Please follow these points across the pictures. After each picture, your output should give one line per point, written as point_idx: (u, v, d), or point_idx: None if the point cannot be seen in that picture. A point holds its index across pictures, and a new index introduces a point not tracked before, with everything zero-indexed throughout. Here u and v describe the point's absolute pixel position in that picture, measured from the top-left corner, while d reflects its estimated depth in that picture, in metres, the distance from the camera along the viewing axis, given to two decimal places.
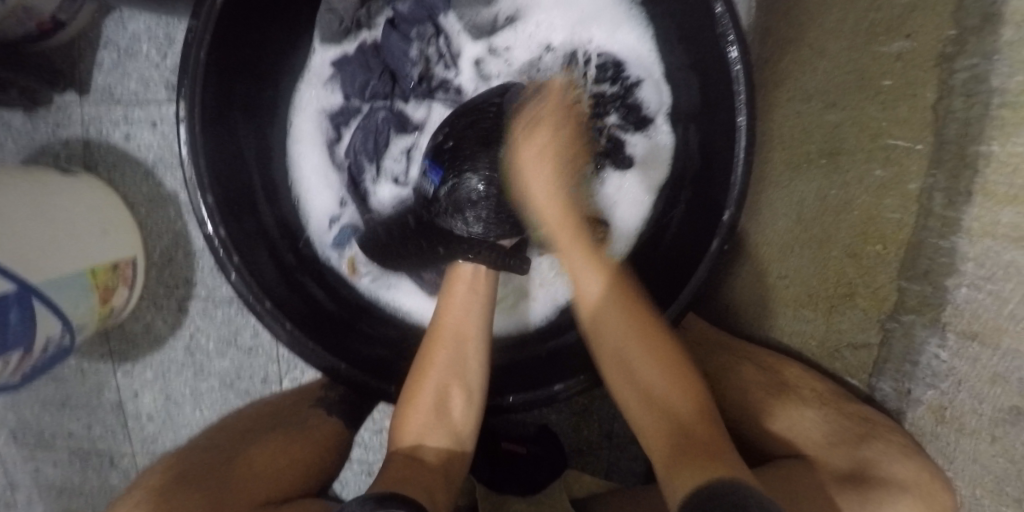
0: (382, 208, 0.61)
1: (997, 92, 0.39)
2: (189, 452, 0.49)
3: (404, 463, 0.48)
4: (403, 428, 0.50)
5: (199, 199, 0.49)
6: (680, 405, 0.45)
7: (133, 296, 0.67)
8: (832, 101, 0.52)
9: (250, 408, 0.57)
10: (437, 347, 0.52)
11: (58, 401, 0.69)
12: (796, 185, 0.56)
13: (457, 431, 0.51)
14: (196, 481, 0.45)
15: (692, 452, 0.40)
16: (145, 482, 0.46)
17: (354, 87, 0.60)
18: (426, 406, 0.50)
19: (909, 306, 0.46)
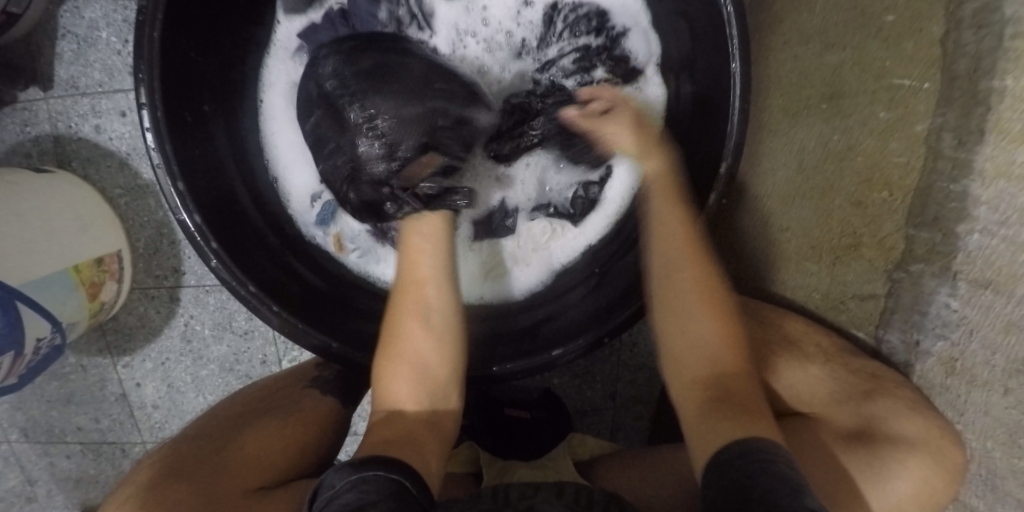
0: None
1: (1011, 21, 0.36)
2: (177, 445, 0.46)
3: (386, 424, 0.46)
4: (382, 388, 0.48)
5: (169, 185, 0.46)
6: (722, 351, 0.43)
7: (122, 291, 0.65)
8: (834, 42, 0.49)
9: (238, 394, 0.54)
10: (402, 302, 0.50)
11: (63, 397, 0.69)
12: (800, 134, 0.53)
13: (435, 382, 0.48)
14: (187, 471, 0.43)
15: (729, 410, 0.38)
16: (135, 476, 0.44)
17: (322, 58, 0.57)
18: (404, 366, 0.48)
19: (917, 254, 0.45)
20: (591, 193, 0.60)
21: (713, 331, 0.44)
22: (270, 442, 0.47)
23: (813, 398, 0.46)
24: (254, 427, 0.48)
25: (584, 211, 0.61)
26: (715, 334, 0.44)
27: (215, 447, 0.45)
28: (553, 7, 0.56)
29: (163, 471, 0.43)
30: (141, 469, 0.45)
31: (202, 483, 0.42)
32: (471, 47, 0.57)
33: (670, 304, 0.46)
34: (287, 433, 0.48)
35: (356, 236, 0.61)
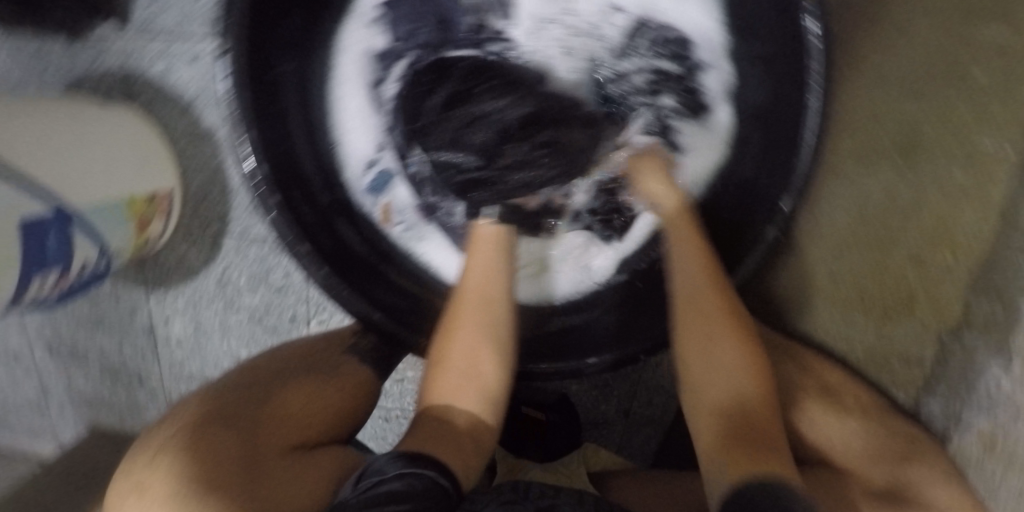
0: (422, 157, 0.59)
1: None
2: (221, 390, 0.49)
3: (428, 429, 0.44)
4: (432, 389, 0.47)
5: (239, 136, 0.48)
6: (750, 380, 0.39)
7: (168, 229, 0.67)
8: (916, 92, 0.47)
9: (282, 349, 0.57)
10: (464, 308, 0.49)
11: (93, 320, 0.71)
12: (864, 183, 0.51)
13: (489, 390, 0.47)
14: (231, 418, 0.45)
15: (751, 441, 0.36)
16: (180, 413, 0.46)
17: (403, 32, 0.57)
18: (454, 370, 0.47)
19: (975, 324, 0.43)
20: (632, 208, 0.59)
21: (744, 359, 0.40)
22: (308, 405, 0.50)
23: (846, 451, 0.46)
24: (295, 387, 0.50)
25: (624, 226, 0.59)
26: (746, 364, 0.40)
27: (257, 398, 0.48)
28: (638, 23, 0.55)
29: (208, 412, 0.46)
30: (186, 405, 0.47)
31: (244, 429, 0.44)
32: (555, 33, 0.56)
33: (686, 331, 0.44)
34: (326, 399, 0.51)
35: (405, 209, 0.61)
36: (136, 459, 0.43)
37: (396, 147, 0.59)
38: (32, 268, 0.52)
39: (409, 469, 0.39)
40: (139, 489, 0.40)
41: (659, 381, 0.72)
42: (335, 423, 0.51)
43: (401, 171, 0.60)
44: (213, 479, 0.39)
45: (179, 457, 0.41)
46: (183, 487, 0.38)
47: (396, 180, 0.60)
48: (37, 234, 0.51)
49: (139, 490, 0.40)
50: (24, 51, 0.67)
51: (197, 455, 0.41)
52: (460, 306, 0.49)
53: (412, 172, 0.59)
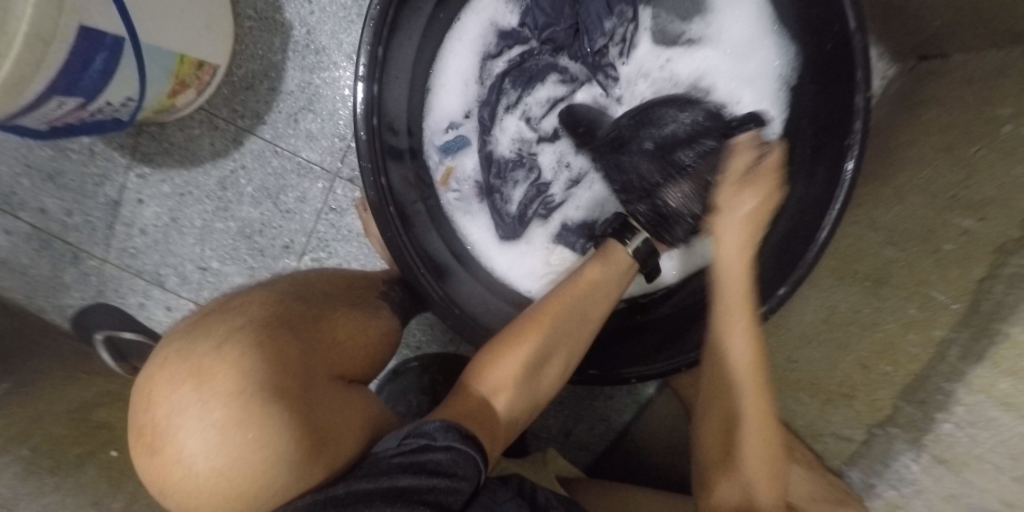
0: (500, 139, 0.64)
1: None
2: (278, 294, 0.46)
3: (477, 404, 0.50)
4: (489, 369, 0.52)
5: (366, 44, 0.49)
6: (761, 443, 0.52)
7: (194, 103, 0.60)
8: (894, 241, 0.63)
9: (324, 273, 0.54)
10: (559, 316, 0.54)
11: (47, 171, 0.61)
12: (836, 294, 0.68)
13: (540, 391, 0.54)
14: (295, 333, 0.43)
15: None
16: (245, 304, 0.44)
17: (534, 21, 0.61)
18: (520, 365, 0.52)
19: (898, 421, 0.57)
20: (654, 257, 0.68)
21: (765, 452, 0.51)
22: (353, 337, 0.48)
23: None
24: (344, 318, 0.49)
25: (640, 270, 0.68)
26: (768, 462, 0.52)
27: (314, 317, 0.46)
28: (718, 107, 0.64)
29: (271, 316, 0.43)
30: (245, 296, 0.45)
31: (305, 348, 0.42)
32: (643, 87, 0.64)
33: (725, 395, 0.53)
34: (365, 338, 0.50)
35: (463, 180, 0.64)
36: (194, 338, 0.40)
37: (482, 121, 0.63)
38: (60, 87, 0.44)
39: (461, 445, 0.42)
40: (199, 378, 0.37)
41: (608, 411, 0.79)
42: (368, 361, 0.50)
43: (477, 144, 0.64)
44: (285, 401, 0.38)
45: (249, 359, 0.38)
46: (254, 402, 0.37)
47: (469, 149, 0.64)
48: (87, 46, 0.43)
49: (199, 379, 0.37)
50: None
51: (268, 365, 0.39)
52: (546, 316, 0.54)
53: (489, 151, 0.63)
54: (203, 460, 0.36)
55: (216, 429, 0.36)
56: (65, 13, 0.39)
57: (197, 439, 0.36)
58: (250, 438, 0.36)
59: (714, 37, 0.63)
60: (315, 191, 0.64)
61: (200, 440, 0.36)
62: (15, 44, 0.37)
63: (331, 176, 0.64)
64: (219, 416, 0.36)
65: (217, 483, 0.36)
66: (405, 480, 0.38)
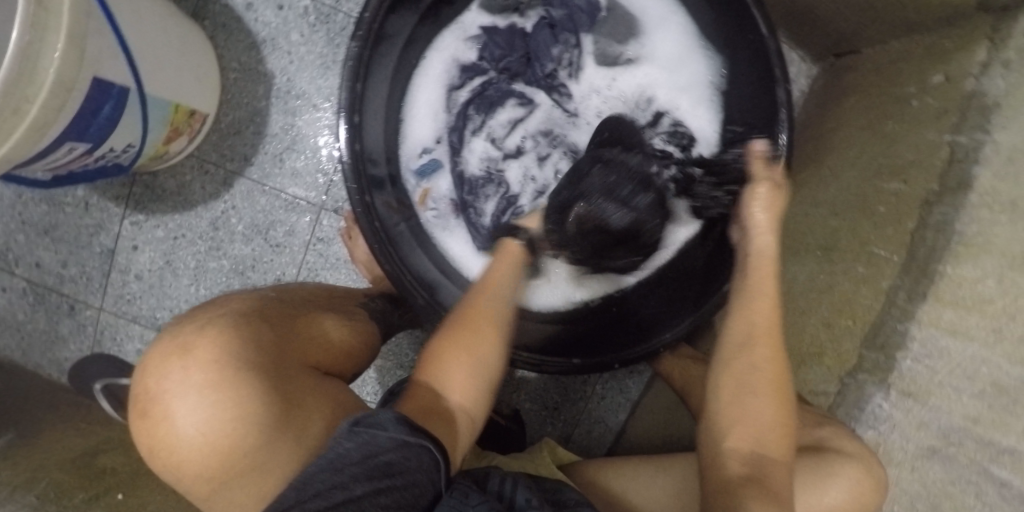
0: (470, 159, 0.70)
1: (958, 233, 0.54)
2: (254, 294, 0.49)
3: (426, 400, 0.48)
4: (433, 365, 0.50)
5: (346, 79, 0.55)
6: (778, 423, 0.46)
7: (185, 150, 0.65)
8: (836, 211, 0.70)
9: (304, 285, 0.58)
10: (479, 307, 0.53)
11: (43, 226, 0.64)
12: (795, 266, 0.74)
13: (490, 382, 0.52)
14: (275, 324, 0.46)
15: (761, 488, 0.43)
16: (229, 300, 0.47)
17: (491, 54, 0.69)
18: (465, 358, 0.50)
19: (865, 367, 0.60)
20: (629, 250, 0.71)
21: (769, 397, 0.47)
22: (331, 335, 0.52)
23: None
24: (321, 319, 0.53)
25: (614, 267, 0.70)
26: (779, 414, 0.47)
27: (290, 315, 0.49)
28: (661, 113, 0.72)
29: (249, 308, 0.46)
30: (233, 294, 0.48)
31: (276, 337, 0.45)
32: (594, 101, 0.71)
33: (744, 371, 0.49)
34: (344, 336, 0.53)
35: (440, 199, 0.70)
36: (185, 320, 0.43)
37: (452, 144, 0.69)
38: (73, 131, 0.49)
39: (411, 441, 0.41)
40: (181, 350, 0.40)
41: (602, 412, 0.81)
42: (346, 356, 0.53)
43: (449, 166, 0.69)
44: (264, 371, 0.41)
45: (231, 332, 0.42)
46: (233, 365, 0.40)
47: (442, 171, 0.69)
48: (97, 94, 0.48)
49: (182, 351, 0.40)
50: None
51: (244, 343, 0.42)
52: (477, 303, 0.54)
53: (460, 170, 0.69)
54: (189, 423, 0.38)
55: (196, 389, 0.38)
56: (82, 64, 0.45)
57: (179, 403, 0.38)
58: (229, 398, 0.38)
59: (650, 54, 0.72)
60: (303, 223, 0.69)
61: (183, 401, 0.39)
62: (42, 88, 0.42)
63: (317, 209, 0.69)
64: (198, 378, 0.39)
65: (200, 444, 0.38)
66: (359, 488, 0.37)
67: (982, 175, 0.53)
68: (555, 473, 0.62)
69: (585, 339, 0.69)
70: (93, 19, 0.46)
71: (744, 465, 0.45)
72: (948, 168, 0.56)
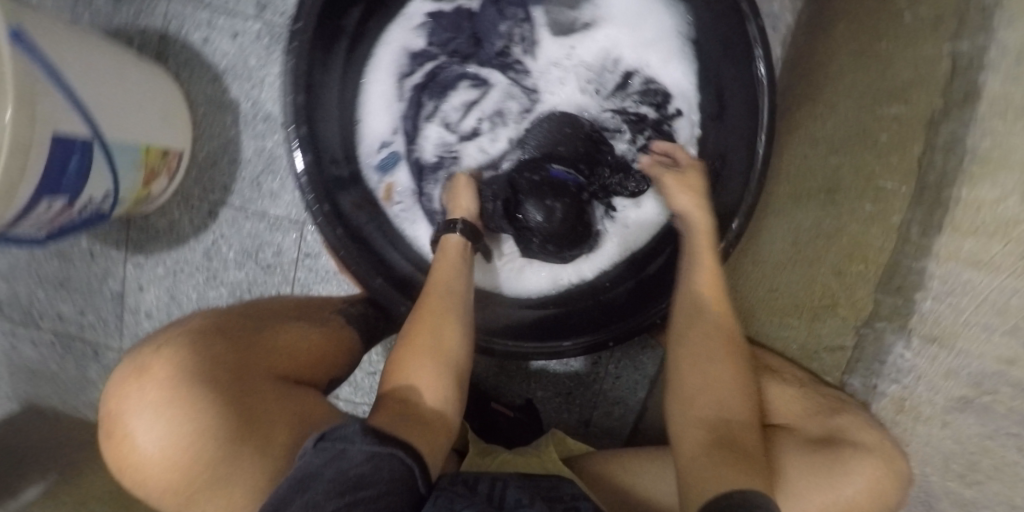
0: (425, 147, 0.69)
1: (971, 150, 0.50)
2: (218, 312, 0.52)
3: (401, 401, 0.51)
4: (399, 367, 0.53)
5: (290, 95, 0.56)
6: (734, 398, 0.49)
7: (168, 190, 0.68)
8: (836, 148, 0.63)
9: (275, 299, 0.60)
10: (430, 300, 0.56)
11: (57, 279, 0.68)
12: (795, 214, 0.67)
13: (459, 370, 0.55)
14: (233, 338, 0.49)
15: (732, 455, 0.45)
16: (189, 320, 0.50)
17: (439, 39, 0.68)
18: (428, 353, 0.53)
19: (882, 313, 0.55)
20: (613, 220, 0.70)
21: (728, 368, 0.51)
22: (298, 343, 0.54)
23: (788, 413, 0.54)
24: (287, 329, 0.54)
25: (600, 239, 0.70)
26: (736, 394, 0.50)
27: (252, 328, 0.51)
28: (631, 73, 0.68)
29: (210, 326, 0.49)
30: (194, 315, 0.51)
31: (239, 350, 0.48)
32: (554, 73, 0.68)
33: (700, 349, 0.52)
34: (313, 343, 0.55)
35: (404, 193, 0.69)
36: (145, 344, 0.46)
37: (407, 134, 0.68)
38: (46, 188, 0.52)
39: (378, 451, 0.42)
40: (138, 372, 0.43)
41: (619, 392, 0.78)
42: (316, 363, 0.54)
43: (406, 156, 0.69)
44: (215, 383, 0.43)
45: (185, 349, 0.45)
46: (186, 380, 0.42)
47: (402, 164, 0.69)
48: (63, 151, 0.51)
49: (140, 372, 0.43)
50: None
51: (200, 359, 0.44)
52: (422, 309, 0.56)
53: (416, 158, 0.68)
54: (149, 441, 0.41)
55: (154, 407, 0.41)
56: (37, 125, 0.48)
57: (139, 421, 0.41)
58: (183, 411, 0.41)
59: (608, 13, 0.68)
60: (289, 242, 0.71)
61: (142, 421, 0.41)
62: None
63: (301, 226, 0.70)
64: (155, 395, 0.42)
65: (161, 460, 0.41)
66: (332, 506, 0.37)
67: (989, 81, 0.48)
68: (562, 470, 0.60)
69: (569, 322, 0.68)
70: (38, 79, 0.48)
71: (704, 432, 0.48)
72: (951, 81, 0.51)
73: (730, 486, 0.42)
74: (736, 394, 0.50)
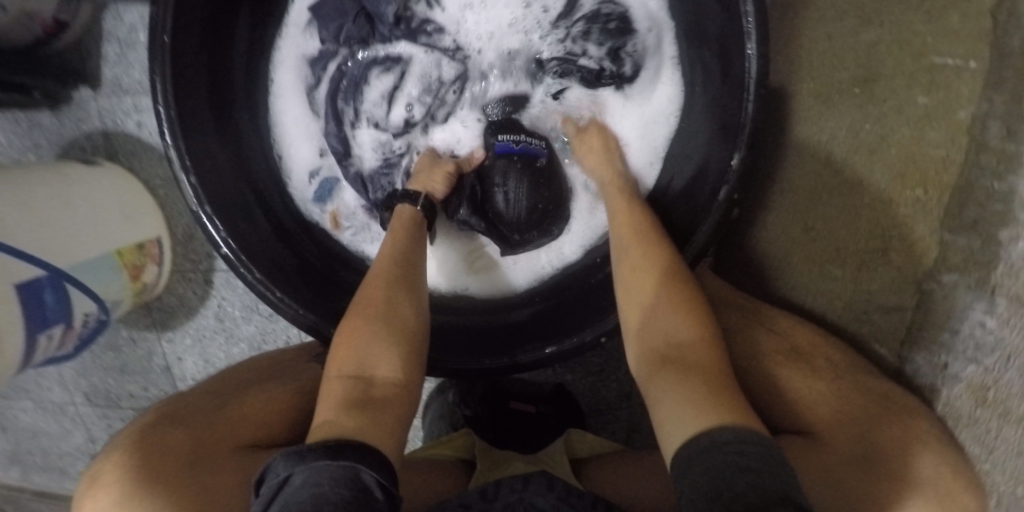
0: (362, 154, 0.62)
1: None
2: (177, 397, 0.48)
3: (341, 388, 0.42)
4: (338, 355, 0.45)
5: (182, 177, 0.51)
6: (685, 327, 0.40)
7: (164, 273, 0.71)
8: (869, 20, 0.45)
9: (247, 362, 0.54)
10: (384, 277, 0.50)
11: (118, 367, 0.78)
12: (826, 122, 0.48)
13: (412, 352, 0.47)
14: (187, 421, 0.44)
15: (685, 375, 0.36)
16: (141, 418, 0.46)
17: (329, 32, 0.59)
18: (376, 327, 0.46)
19: (953, 261, 0.44)
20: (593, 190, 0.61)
21: (660, 293, 0.43)
22: (266, 406, 0.47)
23: (818, 416, 0.42)
24: (256, 392, 0.48)
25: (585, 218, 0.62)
26: (687, 319, 0.40)
27: (214, 404, 0.46)
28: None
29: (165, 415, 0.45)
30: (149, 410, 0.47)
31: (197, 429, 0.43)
32: (473, 24, 0.58)
33: (639, 287, 0.45)
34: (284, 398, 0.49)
35: (352, 214, 0.64)
36: (102, 452, 0.43)
37: (336, 150, 0.62)
38: (37, 327, 0.56)
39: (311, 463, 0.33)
40: (92, 483, 0.40)
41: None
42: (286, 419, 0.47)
43: (343, 174, 0.63)
44: (164, 475, 0.39)
45: (133, 447, 0.41)
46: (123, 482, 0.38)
47: (341, 184, 0.63)
48: (32, 294, 0.54)
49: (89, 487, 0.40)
50: (13, 120, 0.70)
51: (142, 459, 0.40)
52: (370, 285, 0.50)
53: (356, 171, 0.63)
54: None
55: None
56: None
57: None
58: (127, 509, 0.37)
59: None
60: None
61: None
62: None
63: None
64: (102, 502, 0.38)
65: None
66: None
67: None
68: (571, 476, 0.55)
69: (554, 314, 0.60)
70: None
71: (663, 371, 0.38)
72: None
73: (696, 428, 0.32)
74: (679, 316, 0.40)
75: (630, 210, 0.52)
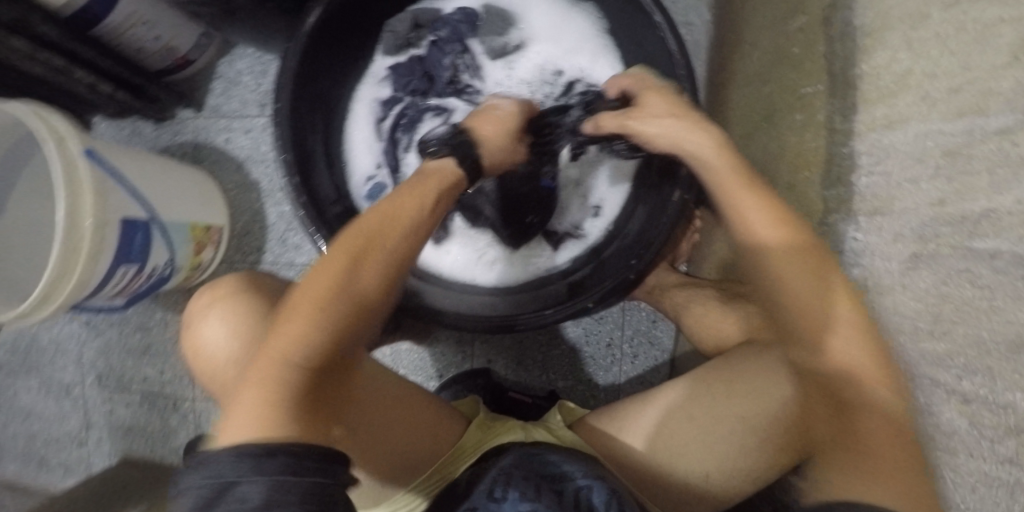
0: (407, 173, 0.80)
1: (859, 28, 0.49)
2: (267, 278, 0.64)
3: (270, 386, 0.38)
4: (276, 335, 0.41)
5: (280, 155, 0.67)
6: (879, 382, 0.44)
7: (217, 258, 0.84)
8: (764, 78, 0.66)
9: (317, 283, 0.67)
10: (359, 264, 0.44)
11: (141, 349, 0.85)
12: (753, 150, 0.68)
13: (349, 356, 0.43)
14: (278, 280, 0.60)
15: (864, 453, 0.43)
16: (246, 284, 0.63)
17: (399, 83, 0.82)
18: (323, 326, 0.41)
19: (832, 207, 0.52)
20: (578, 227, 0.78)
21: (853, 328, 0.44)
22: None
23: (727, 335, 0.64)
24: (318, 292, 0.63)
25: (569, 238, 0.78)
26: (877, 369, 0.44)
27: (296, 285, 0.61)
28: (574, 81, 0.79)
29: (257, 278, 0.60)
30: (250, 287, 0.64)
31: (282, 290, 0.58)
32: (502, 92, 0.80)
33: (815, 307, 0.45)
34: None
35: None
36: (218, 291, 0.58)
37: (390, 166, 0.80)
38: (121, 258, 0.66)
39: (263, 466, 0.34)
40: (215, 289, 0.55)
41: (618, 375, 0.82)
42: None
43: (392, 183, 0.80)
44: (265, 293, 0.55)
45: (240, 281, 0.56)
46: (233, 304, 0.53)
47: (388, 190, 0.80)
48: (130, 230, 0.67)
49: (213, 293, 0.55)
50: (120, 127, 0.90)
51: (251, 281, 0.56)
52: (335, 262, 0.44)
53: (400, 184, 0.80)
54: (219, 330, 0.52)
55: (221, 318, 0.52)
56: (108, 209, 0.63)
57: (213, 312, 0.53)
58: (242, 301, 0.53)
59: (533, 35, 0.81)
60: None
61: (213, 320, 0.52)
62: (87, 231, 0.61)
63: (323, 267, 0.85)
64: (225, 295, 0.53)
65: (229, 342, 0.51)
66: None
67: None
68: (580, 447, 0.59)
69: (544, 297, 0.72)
70: (107, 180, 0.64)
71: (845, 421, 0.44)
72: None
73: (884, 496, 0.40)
74: (873, 373, 0.44)
75: (750, 193, 0.49)
